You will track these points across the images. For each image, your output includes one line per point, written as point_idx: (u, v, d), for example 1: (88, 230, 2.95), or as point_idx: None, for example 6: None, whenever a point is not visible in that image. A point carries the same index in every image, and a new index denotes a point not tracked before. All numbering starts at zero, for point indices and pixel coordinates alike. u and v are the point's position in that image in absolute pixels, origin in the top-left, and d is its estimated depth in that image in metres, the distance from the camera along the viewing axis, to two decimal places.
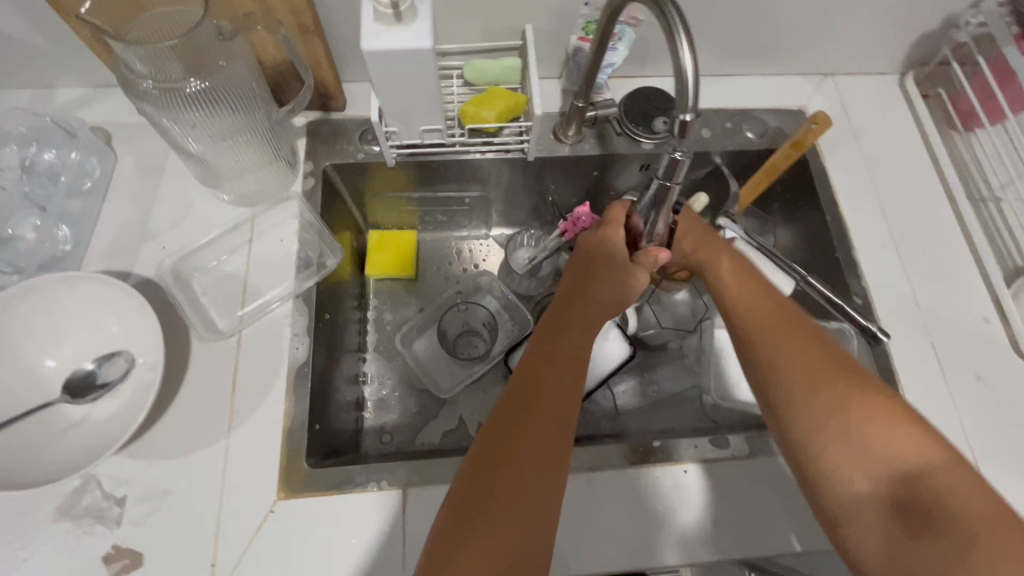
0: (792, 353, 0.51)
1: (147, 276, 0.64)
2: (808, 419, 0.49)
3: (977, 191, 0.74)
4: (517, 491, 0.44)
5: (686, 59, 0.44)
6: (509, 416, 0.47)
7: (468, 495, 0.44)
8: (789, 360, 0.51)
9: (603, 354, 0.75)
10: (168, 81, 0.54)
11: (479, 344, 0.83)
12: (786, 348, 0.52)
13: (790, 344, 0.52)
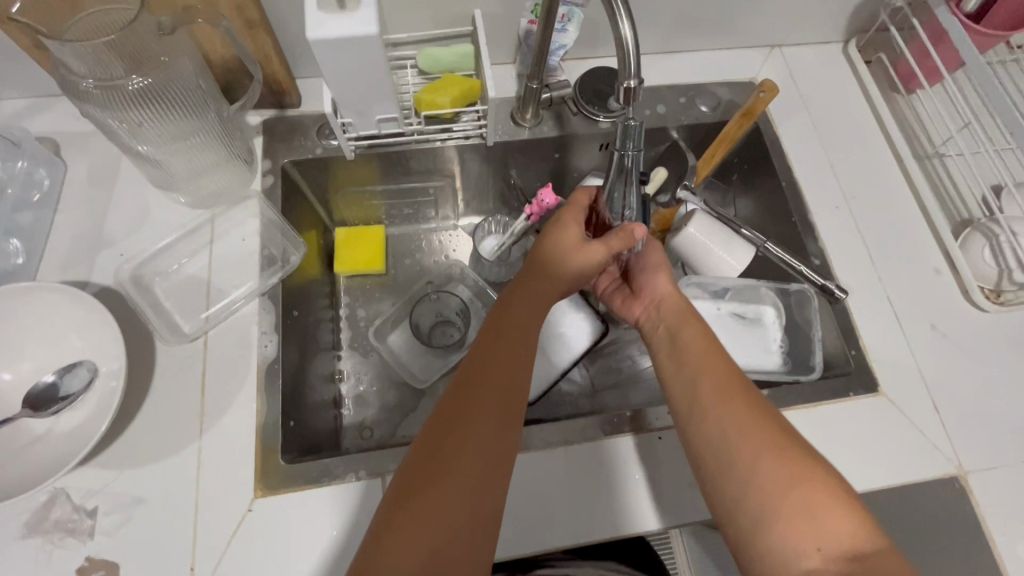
0: (701, 352, 0.56)
1: (106, 285, 0.63)
2: (702, 411, 0.51)
3: (921, 149, 0.77)
4: (462, 452, 0.46)
5: (624, 25, 0.47)
6: (459, 393, 0.49)
7: (417, 466, 0.46)
8: (688, 355, 0.56)
9: (577, 335, 0.76)
10: (109, 79, 0.53)
11: (454, 333, 0.82)
12: (697, 345, 0.56)
13: (702, 346, 0.56)
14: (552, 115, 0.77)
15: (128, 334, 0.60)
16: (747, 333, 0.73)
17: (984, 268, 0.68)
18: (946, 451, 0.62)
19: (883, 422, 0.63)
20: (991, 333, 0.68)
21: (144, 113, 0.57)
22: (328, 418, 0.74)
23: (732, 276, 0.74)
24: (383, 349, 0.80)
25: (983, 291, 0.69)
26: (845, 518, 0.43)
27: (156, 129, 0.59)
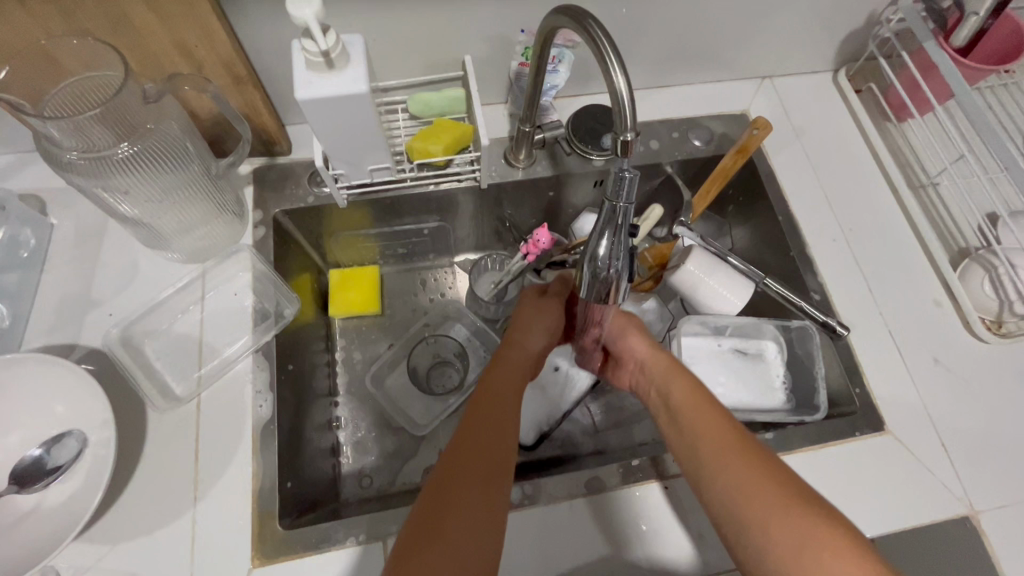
0: (689, 403, 0.56)
1: (95, 347, 0.61)
2: (706, 464, 0.50)
3: (915, 179, 0.77)
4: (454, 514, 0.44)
5: (617, 77, 0.45)
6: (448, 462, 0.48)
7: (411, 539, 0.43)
8: (682, 410, 0.55)
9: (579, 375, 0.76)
10: (94, 150, 0.52)
11: (453, 375, 0.82)
12: (684, 395, 0.57)
13: (689, 396, 0.56)
14: (545, 154, 0.77)
15: (119, 399, 0.59)
16: (749, 369, 0.73)
17: (984, 299, 0.68)
18: (956, 490, 0.62)
19: (891, 461, 0.63)
20: (994, 365, 0.68)
21: (130, 181, 0.55)
22: (327, 469, 0.72)
23: (732, 312, 0.73)
24: (380, 394, 0.79)
25: (984, 322, 0.69)
26: (870, 565, 0.40)
27: (143, 193, 0.57)
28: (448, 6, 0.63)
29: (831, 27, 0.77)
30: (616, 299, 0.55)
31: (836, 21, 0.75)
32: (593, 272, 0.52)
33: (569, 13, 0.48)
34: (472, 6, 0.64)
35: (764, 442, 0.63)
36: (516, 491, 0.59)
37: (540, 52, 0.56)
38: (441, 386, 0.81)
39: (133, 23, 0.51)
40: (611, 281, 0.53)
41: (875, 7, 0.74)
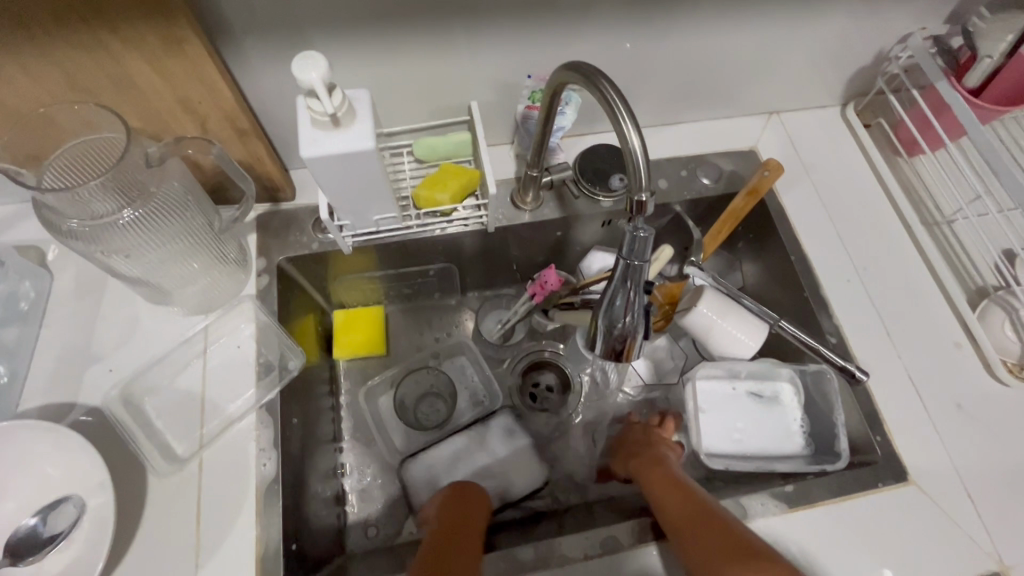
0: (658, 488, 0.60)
1: (94, 406, 0.59)
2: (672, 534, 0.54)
3: (928, 216, 0.76)
4: None
5: (631, 135, 0.44)
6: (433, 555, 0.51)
7: None
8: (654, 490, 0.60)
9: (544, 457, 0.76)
10: (96, 217, 0.51)
11: (442, 408, 0.81)
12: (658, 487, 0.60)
13: (661, 481, 0.60)
14: (553, 196, 0.75)
15: (118, 460, 0.57)
16: (766, 415, 0.71)
17: (1005, 341, 0.66)
18: (985, 544, 0.59)
19: (917, 514, 0.60)
20: (1017, 409, 0.66)
21: (133, 243, 0.55)
22: (333, 522, 0.70)
23: (746, 357, 0.72)
24: (386, 440, 0.77)
25: (1005, 365, 0.67)
26: None
27: (145, 254, 0.56)
28: (453, 54, 0.63)
29: (840, 64, 0.76)
30: (632, 354, 0.54)
31: (845, 58, 0.75)
32: (607, 327, 0.52)
33: (579, 70, 0.48)
34: (478, 53, 0.63)
35: (784, 494, 0.61)
36: (530, 551, 0.57)
37: (549, 104, 0.55)
38: (433, 422, 0.79)
39: (136, 83, 0.51)
40: (626, 336, 0.52)
41: (885, 44, 0.73)
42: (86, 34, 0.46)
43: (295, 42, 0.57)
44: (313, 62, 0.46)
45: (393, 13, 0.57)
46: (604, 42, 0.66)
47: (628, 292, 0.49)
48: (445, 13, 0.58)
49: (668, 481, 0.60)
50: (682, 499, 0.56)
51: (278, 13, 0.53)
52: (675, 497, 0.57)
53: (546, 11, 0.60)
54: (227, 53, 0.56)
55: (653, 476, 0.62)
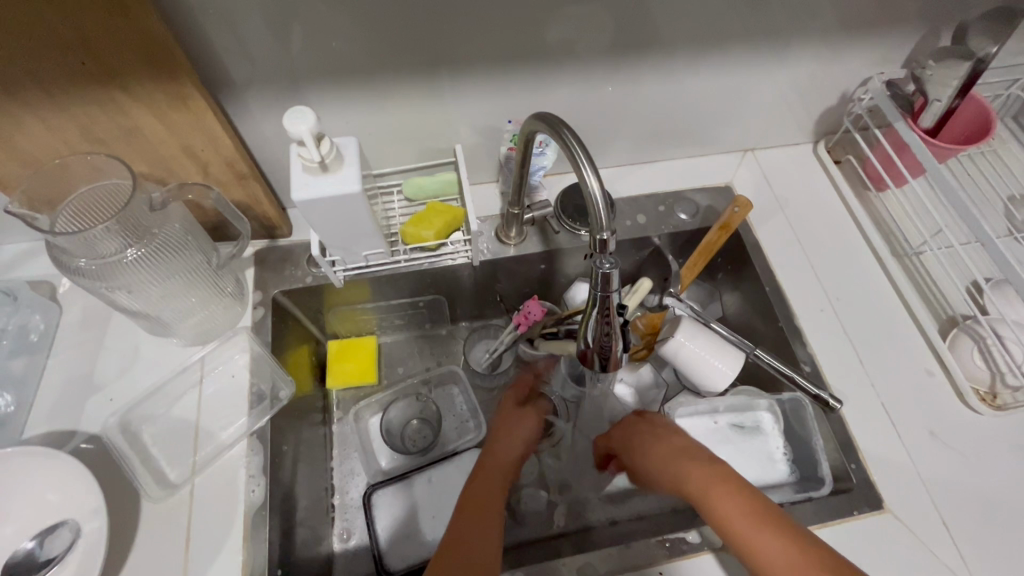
0: (728, 497, 0.54)
1: (94, 434, 0.62)
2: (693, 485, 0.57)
3: (898, 248, 0.78)
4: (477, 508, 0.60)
5: (589, 177, 0.48)
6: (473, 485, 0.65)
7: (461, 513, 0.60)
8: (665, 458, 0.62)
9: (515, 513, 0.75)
10: (102, 256, 0.55)
11: (429, 434, 0.82)
12: (729, 502, 0.53)
13: (724, 490, 0.54)
14: (535, 231, 0.79)
15: (115, 486, 0.59)
16: (748, 445, 0.73)
17: (975, 370, 0.68)
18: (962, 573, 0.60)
19: (894, 544, 0.61)
20: (991, 437, 0.67)
21: (136, 280, 0.59)
22: (322, 549, 0.71)
23: (724, 388, 0.74)
24: (375, 468, 0.79)
25: (977, 394, 0.68)
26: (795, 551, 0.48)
27: (147, 290, 0.60)
28: (438, 103, 0.68)
29: (806, 106, 0.80)
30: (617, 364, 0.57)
31: (811, 99, 0.79)
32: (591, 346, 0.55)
33: (545, 120, 0.52)
34: (460, 101, 0.69)
35: None
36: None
37: (524, 150, 0.60)
38: (420, 446, 0.81)
39: (143, 133, 0.56)
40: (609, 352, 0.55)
41: (847, 87, 0.78)
42: (100, 94, 0.51)
43: (292, 92, 0.62)
44: (303, 115, 0.50)
45: (382, 66, 0.62)
46: (581, 89, 0.71)
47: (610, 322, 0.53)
48: (430, 65, 0.63)
49: (725, 486, 0.55)
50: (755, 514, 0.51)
51: (278, 68, 0.59)
52: (747, 515, 0.52)
53: (522, 63, 0.65)
54: (227, 104, 0.62)
55: (699, 478, 0.57)
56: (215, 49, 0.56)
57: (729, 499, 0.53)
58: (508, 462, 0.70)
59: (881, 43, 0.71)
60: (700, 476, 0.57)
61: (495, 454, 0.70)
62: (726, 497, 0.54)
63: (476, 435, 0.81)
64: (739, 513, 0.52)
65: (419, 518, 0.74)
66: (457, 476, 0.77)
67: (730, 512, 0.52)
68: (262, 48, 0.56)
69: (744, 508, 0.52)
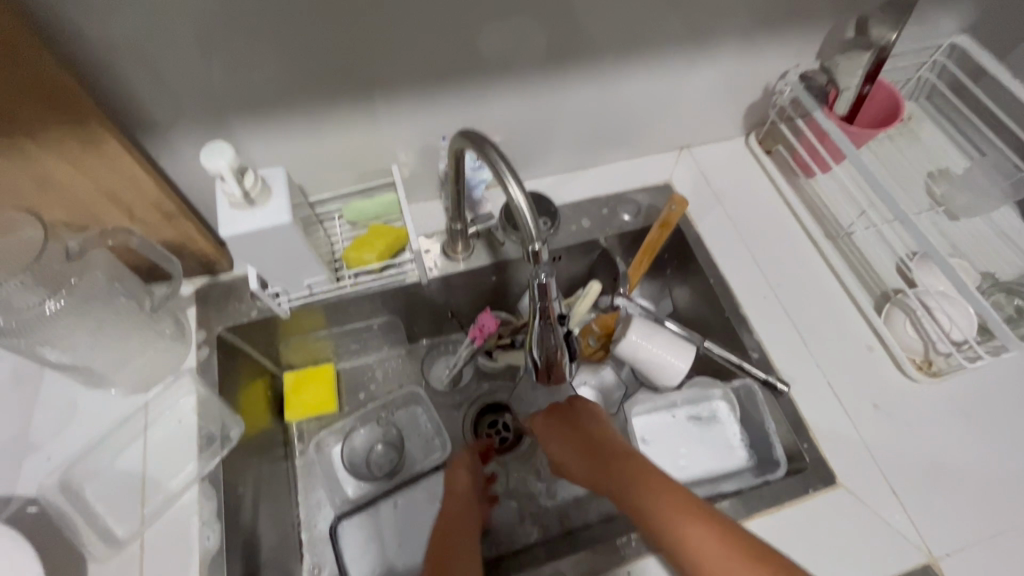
0: (645, 490, 0.56)
1: (32, 498, 0.59)
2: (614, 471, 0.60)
3: (832, 230, 0.81)
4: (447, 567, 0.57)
5: (517, 195, 0.48)
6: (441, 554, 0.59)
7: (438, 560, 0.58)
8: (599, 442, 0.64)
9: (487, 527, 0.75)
10: (21, 312, 0.54)
11: (394, 457, 0.81)
12: (648, 495, 0.55)
13: (642, 481, 0.57)
14: (483, 243, 0.80)
15: (59, 551, 0.57)
16: (707, 436, 0.75)
17: (909, 340, 0.71)
18: (913, 537, 0.62)
19: (848, 517, 0.63)
20: (930, 404, 0.70)
21: (61, 332, 0.57)
22: None
23: (678, 382, 0.76)
24: (341, 498, 0.77)
25: (914, 362, 0.71)
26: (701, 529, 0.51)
27: (73, 341, 0.58)
28: (370, 126, 0.68)
29: (733, 101, 0.83)
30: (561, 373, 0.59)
31: (737, 95, 0.82)
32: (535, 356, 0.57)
33: (471, 137, 0.52)
34: (392, 121, 0.68)
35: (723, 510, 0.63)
36: None
37: (455, 165, 0.60)
38: (385, 471, 0.80)
39: (57, 180, 0.54)
40: (552, 358, 0.56)
41: (768, 80, 0.81)
42: (3, 144, 0.49)
43: (216, 127, 0.61)
44: (221, 150, 0.50)
45: (307, 93, 0.61)
46: (513, 101, 0.72)
47: (553, 329, 0.54)
48: (360, 87, 0.63)
49: (644, 478, 0.57)
50: (670, 500, 0.54)
51: (201, 104, 0.58)
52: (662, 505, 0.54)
53: (450, 78, 0.66)
54: (147, 143, 0.60)
55: (621, 468, 0.60)
56: (131, 89, 0.54)
57: (644, 490, 0.56)
58: (466, 500, 0.68)
59: (795, 37, 0.74)
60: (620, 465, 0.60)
61: (452, 489, 0.69)
62: (641, 488, 0.56)
63: (442, 453, 0.80)
64: (654, 501, 0.54)
65: (390, 544, 0.73)
66: (425, 498, 0.76)
67: (643, 500, 0.55)
68: (180, 84, 0.55)
69: (660, 496, 0.54)
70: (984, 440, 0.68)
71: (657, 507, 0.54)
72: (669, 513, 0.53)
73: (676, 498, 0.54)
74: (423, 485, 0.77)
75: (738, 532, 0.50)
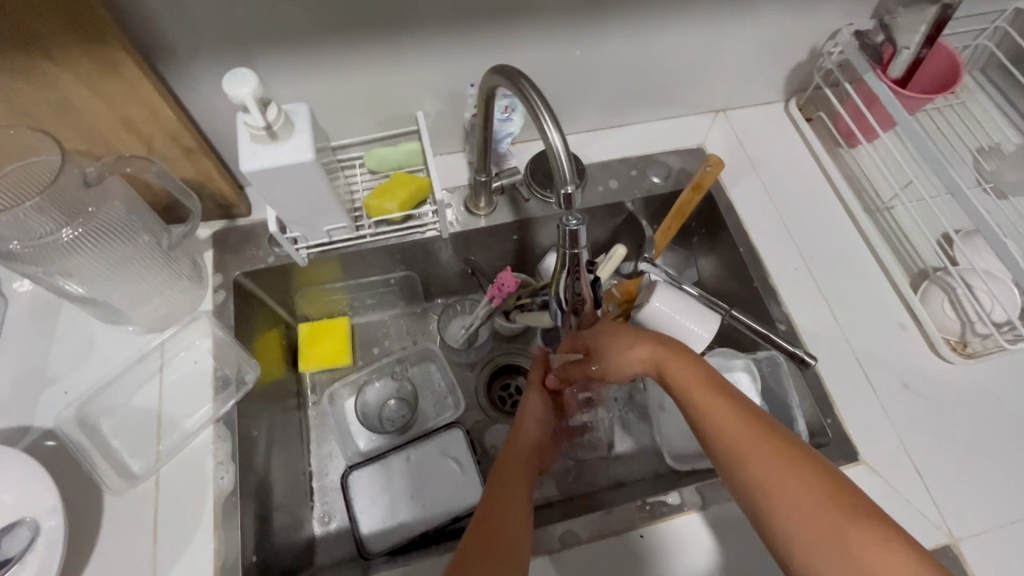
0: (787, 473, 0.44)
1: (50, 429, 0.60)
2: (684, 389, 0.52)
3: (871, 203, 0.78)
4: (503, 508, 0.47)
5: (554, 137, 0.46)
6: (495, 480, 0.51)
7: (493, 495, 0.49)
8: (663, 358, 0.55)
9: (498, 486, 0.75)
10: (38, 238, 0.53)
11: (407, 413, 0.81)
12: (786, 481, 0.44)
13: (771, 459, 0.45)
14: (506, 200, 0.77)
15: (76, 482, 0.57)
16: None
17: (946, 321, 0.68)
18: (935, 519, 0.61)
19: (869, 495, 0.62)
20: (962, 388, 0.68)
21: (79, 261, 0.56)
22: (302, 534, 0.70)
23: (701, 351, 0.74)
24: (353, 450, 0.77)
25: (949, 343, 0.69)
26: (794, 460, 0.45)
27: (90, 272, 0.57)
28: (398, 70, 0.65)
29: (778, 61, 0.79)
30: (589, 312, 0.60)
31: (782, 55, 0.77)
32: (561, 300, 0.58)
33: (505, 73, 0.50)
34: (421, 65, 0.65)
35: None
36: None
37: (486, 110, 0.57)
38: (397, 425, 0.80)
39: (74, 104, 0.52)
40: (579, 301, 0.57)
41: (817, 40, 0.76)
42: (23, 62, 0.47)
43: (238, 60, 0.58)
44: (243, 78, 0.47)
45: (334, 30, 0.59)
46: (547, 51, 0.68)
47: (580, 279, 0.54)
48: (389, 26, 0.60)
49: (702, 383, 0.51)
50: (763, 439, 0.46)
51: (223, 35, 0.55)
52: (817, 503, 0.42)
53: (482, 20, 0.62)
54: (167, 74, 0.58)
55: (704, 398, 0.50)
56: (151, 12, 0.52)
57: (706, 396, 0.50)
58: (529, 446, 0.58)
59: None
60: (726, 414, 0.49)
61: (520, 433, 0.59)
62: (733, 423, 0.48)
63: (455, 411, 0.80)
64: (716, 408, 0.49)
65: (401, 496, 0.73)
66: (437, 455, 0.76)
67: (763, 471, 0.45)
68: (203, 12, 0.53)
69: (724, 405, 0.49)
70: (1016, 427, 0.66)
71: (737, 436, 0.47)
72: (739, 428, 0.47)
73: (741, 410, 0.49)
74: (435, 441, 0.76)
75: (824, 469, 0.44)
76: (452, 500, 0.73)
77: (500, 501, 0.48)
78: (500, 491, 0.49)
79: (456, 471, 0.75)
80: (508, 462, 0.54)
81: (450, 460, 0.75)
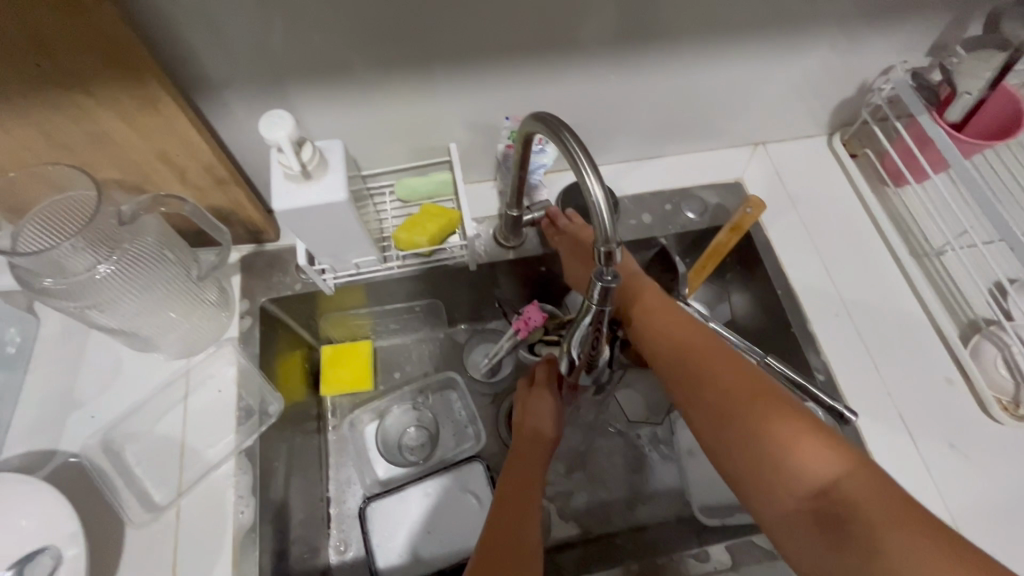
0: (836, 478, 0.46)
1: (75, 454, 0.60)
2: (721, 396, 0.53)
3: (917, 248, 0.74)
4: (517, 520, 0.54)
5: (594, 186, 0.44)
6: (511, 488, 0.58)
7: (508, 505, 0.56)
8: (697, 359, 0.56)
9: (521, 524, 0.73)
10: (73, 274, 0.52)
11: (426, 442, 0.80)
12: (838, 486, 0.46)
13: (818, 462, 0.47)
14: (536, 232, 0.76)
15: (98, 510, 0.57)
16: None
17: (997, 378, 0.65)
18: None
19: None
20: (1014, 450, 0.64)
21: (111, 294, 0.56)
22: (318, 564, 0.69)
23: None
24: (371, 479, 0.76)
25: (999, 402, 0.65)
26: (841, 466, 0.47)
27: (122, 304, 0.57)
28: (432, 102, 0.64)
29: (824, 97, 0.75)
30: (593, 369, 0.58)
31: (829, 91, 0.74)
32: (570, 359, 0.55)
33: (544, 121, 0.48)
34: (456, 98, 0.64)
35: None
36: None
37: (522, 151, 0.55)
38: (417, 455, 0.79)
39: (112, 138, 0.52)
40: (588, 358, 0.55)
41: (868, 76, 0.73)
42: (64, 97, 0.47)
43: (274, 92, 0.58)
44: (280, 121, 0.46)
45: (371, 64, 0.58)
46: (584, 85, 0.66)
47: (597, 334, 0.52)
48: (426, 60, 0.59)
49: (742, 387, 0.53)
50: (806, 441, 0.48)
51: (260, 68, 0.55)
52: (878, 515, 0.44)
53: (521, 55, 0.61)
54: (203, 105, 0.57)
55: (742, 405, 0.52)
56: (190, 46, 0.51)
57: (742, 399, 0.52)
58: (539, 445, 0.62)
59: (908, 30, 0.66)
60: (777, 422, 0.50)
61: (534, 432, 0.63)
62: (773, 430, 0.49)
63: (475, 444, 0.78)
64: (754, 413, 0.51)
65: (420, 529, 0.72)
66: (456, 489, 0.74)
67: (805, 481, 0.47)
68: (243, 47, 0.52)
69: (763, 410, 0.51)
70: None
71: (780, 444, 0.49)
72: (781, 434, 0.49)
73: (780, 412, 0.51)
74: (454, 474, 0.75)
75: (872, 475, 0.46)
76: (470, 537, 0.71)
77: (507, 514, 0.55)
78: (507, 503, 0.56)
79: (476, 506, 0.73)
80: (520, 465, 0.60)
81: (469, 495, 0.74)
